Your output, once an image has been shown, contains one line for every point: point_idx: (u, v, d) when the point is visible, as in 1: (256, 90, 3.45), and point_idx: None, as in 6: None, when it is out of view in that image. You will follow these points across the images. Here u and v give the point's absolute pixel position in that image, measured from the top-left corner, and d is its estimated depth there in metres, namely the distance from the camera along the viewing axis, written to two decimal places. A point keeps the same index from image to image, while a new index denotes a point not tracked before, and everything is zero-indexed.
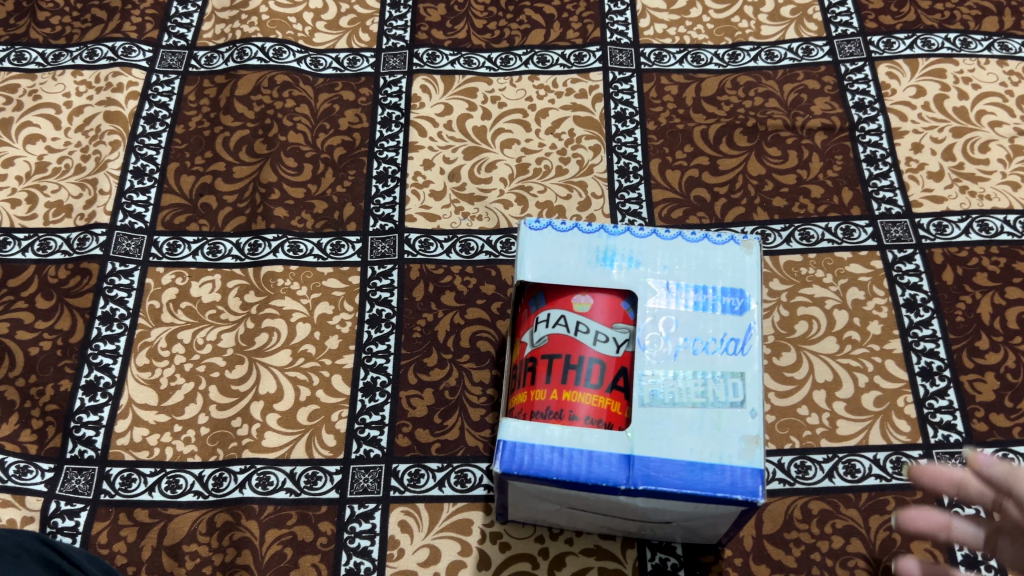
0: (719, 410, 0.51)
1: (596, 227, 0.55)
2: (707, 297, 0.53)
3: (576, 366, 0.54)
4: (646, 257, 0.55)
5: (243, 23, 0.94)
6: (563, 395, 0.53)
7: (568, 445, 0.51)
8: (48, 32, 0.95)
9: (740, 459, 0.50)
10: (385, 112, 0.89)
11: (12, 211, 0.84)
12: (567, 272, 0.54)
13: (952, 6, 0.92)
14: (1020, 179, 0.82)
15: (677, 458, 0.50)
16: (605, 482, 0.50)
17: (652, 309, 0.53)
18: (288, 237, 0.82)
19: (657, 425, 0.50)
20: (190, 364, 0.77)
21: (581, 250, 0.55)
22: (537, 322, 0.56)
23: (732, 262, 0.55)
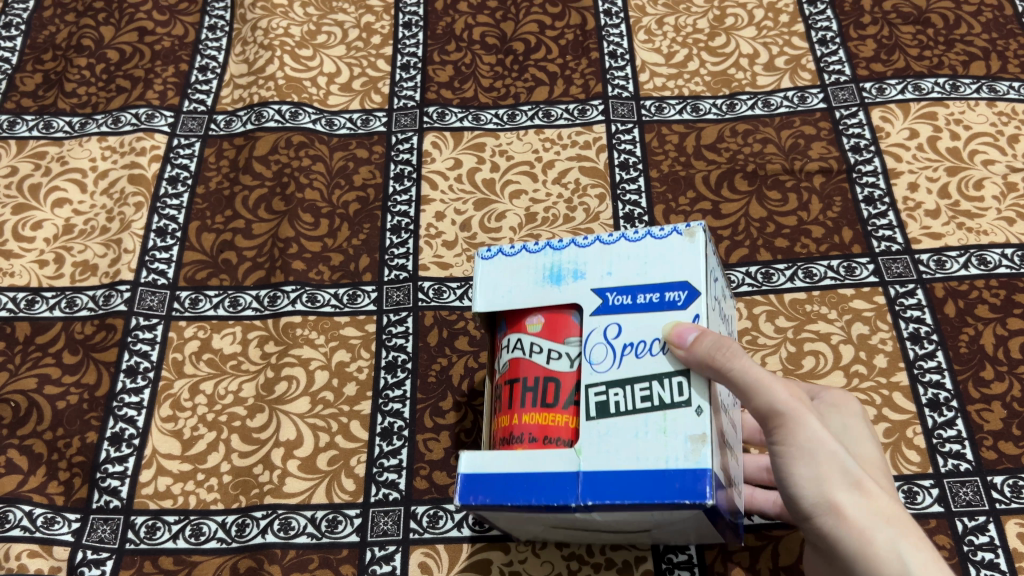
0: (664, 414, 0.51)
1: (542, 245, 0.58)
2: (651, 296, 0.54)
3: (532, 388, 0.56)
4: (589, 265, 0.56)
5: (260, 88, 0.98)
6: (522, 417, 0.55)
7: (518, 471, 0.53)
8: (75, 102, 0.99)
9: (688, 460, 0.50)
10: (398, 167, 0.93)
11: (39, 271, 0.87)
12: (516, 296, 0.57)
13: (940, 53, 0.96)
14: (1016, 214, 0.85)
15: (624, 467, 0.51)
16: (557, 501, 0.52)
17: (595, 320, 0.55)
18: (306, 288, 0.85)
19: (603, 437, 0.52)
20: (212, 414, 0.79)
21: (527, 269, 0.57)
22: (502, 349, 0.59)
23: (676, 253, 0.55)
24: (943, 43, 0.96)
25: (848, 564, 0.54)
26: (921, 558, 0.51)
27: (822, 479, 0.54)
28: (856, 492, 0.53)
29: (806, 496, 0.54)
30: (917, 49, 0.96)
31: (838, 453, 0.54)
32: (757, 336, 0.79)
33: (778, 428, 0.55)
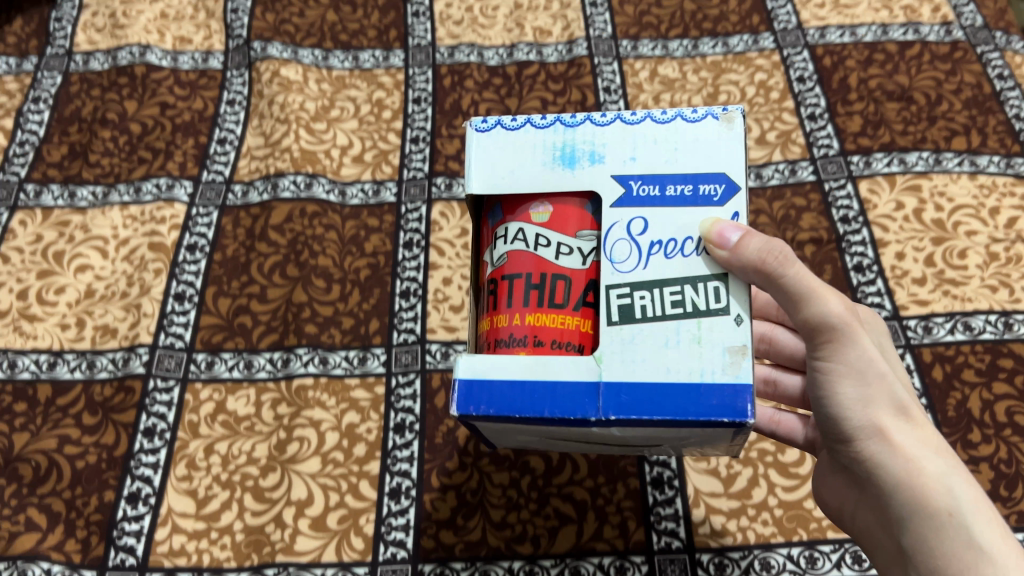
0: (700, 321, 0.49)
1: (550, 120, 0.53)
2: (682, 189, 0.51)
3: (538, 285, 0.51)
4: (609, 149, 0.52)
5: (277, 160, 1.03)
6: (526, 318, 0.51)
7: (528, 379, 0.50)
8: (98, 172, 1.03)
9: (725, 374, 0.48)
10: (407, 235, 0.97)
11: (62, 334, 0.91)
12: (521, 178, 0.52)
13: (923, 128, 1.00)
14: (998, 282, 0.88)
15: (654, 380, 0.48)
16: (575, 414, 0.49)
17: (617, 212, 0.51)
18: (318, 351, 0.88)
19: (629, 343, 0.49)
20: (226, 474, 0.82)
21: (534, 147, 0.52)
22: (497, 239, 0.54)
23: (711, 139, 0.51)
24: (926, 119, 1.01)
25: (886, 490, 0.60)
26: (970, 492, 0.58)
27: (874, 404, 0.59)
28: (902, 423, 0.60)
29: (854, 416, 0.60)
30: (902, 124, 1.01)
31: (892, 383, 0.60)
32: None
33: (829, 338, 0.58)
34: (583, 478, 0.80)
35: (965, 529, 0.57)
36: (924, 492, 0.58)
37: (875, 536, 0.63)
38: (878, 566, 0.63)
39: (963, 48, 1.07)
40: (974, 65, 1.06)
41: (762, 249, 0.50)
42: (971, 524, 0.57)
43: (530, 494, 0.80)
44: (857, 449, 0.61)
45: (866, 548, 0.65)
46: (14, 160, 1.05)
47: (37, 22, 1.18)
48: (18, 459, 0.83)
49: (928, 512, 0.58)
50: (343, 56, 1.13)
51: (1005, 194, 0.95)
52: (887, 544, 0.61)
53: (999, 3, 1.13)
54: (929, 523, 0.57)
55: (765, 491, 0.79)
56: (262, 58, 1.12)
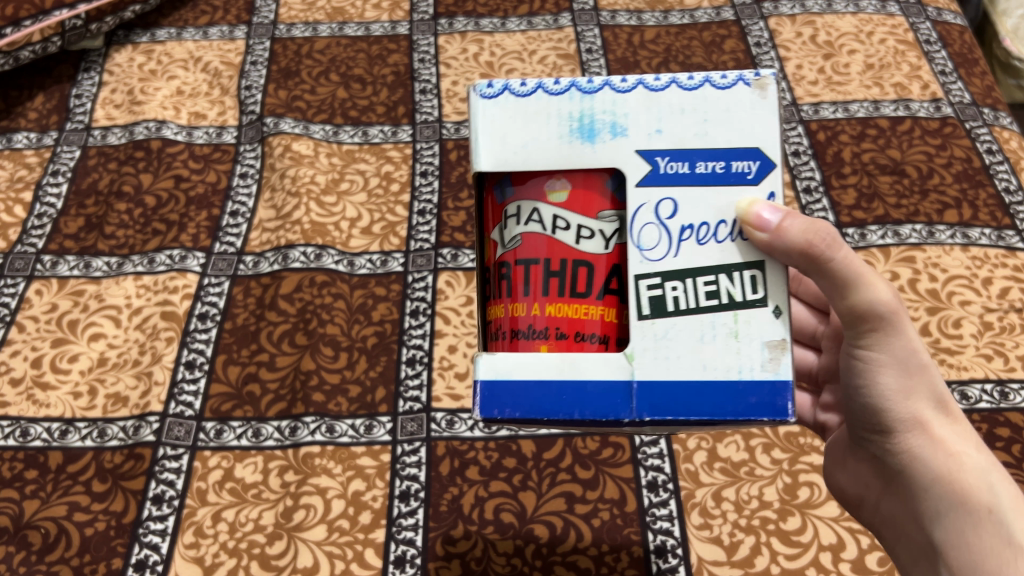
0: (736, 314, 0.50)
1: (565, 86, 0.51)
2: (714, 166, 0.51)
3: (558, 273, 0.52)
4: (632, 121, 0.51)
5: (287, 232, 1.06)
6: (549, 308, 0.51)
7: (555, 378, 0.51)
8: (113, 243, 1.06)
9: (762, 371, 0.50)
10: (413, 304, 0.99)
11: (73, 402, 0.92)
12: (537, 152, 0.51)
13: (916, 201, 1.03)
14: (993, 351, 0.90)
15: (691, 377, 0.50)
16: (608, 414, 0.51)
17: (644, 193, 0.51)
18: (325, 419, 0.90)
19: (662, 339, 0.50)
20: (233, 542, 0.82)
21: (548, 115, 0.51)
22: (509, 218, 0.53)
23: (742, 109, 0.50)
24: (918, 192, 1.04)
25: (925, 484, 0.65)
26: (1008, 490, 0.63)
27: (916, 398, 0.64)
28: (941, 419, 0.65)
29: (896, 410, 0.64)
30: (895, 197, 1.04)
31: (934, 377, 0.64)
32: (754, 468, 0.85)
33: (872, 325, 0.62)
34: (588, 546, 0.81)
35: (1003, 524, 0.62)
36: (963, 488, 0.63)
37: (905, 529, 0.68)
38: (904, 557, 0.68)
39: (952, 124, 1.11)
40: (964, 140, 1.09)
41: (797, 230, 0.51)
42: (1008, 520, 0.62)
43: (534, 563, 0.80)
44: (896, 442, 0.66)
45: (894, 539, 0.70)
46: (32, 232, 1.08)
47: (57, 98, 1.23)
48: (28, 526, 0.83)
49: (968, 506, 0.63)
50: (353, 131, 1.17)
51: (997, 265, 0.97)
52: (918, 538, 0.67)
53: (984, 82, 1.18)
54: (969, 517, 0.62)
55: (767, 559, 0.79)
56: (274, 133, 1.16)
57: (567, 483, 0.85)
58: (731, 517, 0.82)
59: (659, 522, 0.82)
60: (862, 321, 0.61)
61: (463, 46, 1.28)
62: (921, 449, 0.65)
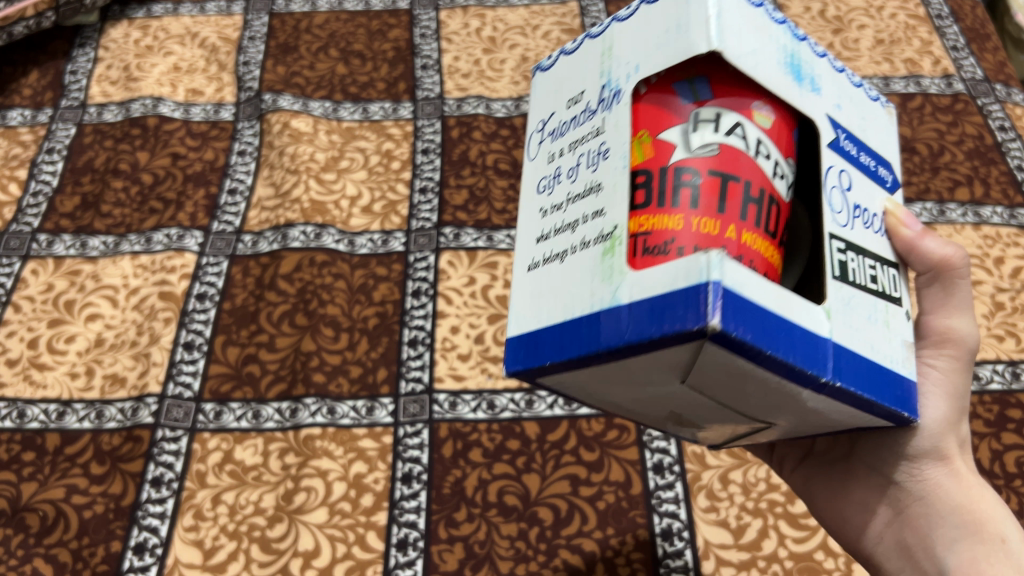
0: (887, 305, 0.42)
1: (779, 21, 0.43)
2: (868, 162, 0.46)
3: (759, 201, 0.38)
4: (824, 85, 0.44)
5: (287, 210, 1.04)
6: (747, 237, 0.37)
7: (778, 310, 0.35)
8: (109, 222, 1.04)
9: (905, 368, 0.41)
10: (415, 284, 0.98)
11: (71, 383, 0.91)
12: (763, 67, 0.40)
13: (926, 179, 1.01)
14: (1004, 332, 0.89)
15: (862, 355, 0.39)
16: (812, 372, 0.36)
17: (830, 156, 0.43)
18: (326, 401, 0.89)
19: (847, 306, 0.39)
20: (233, 524, 0.81)
21: (769, 36, 0.41)
22: (700, 121, 0.38)
23: (879, 125, 0.49)
24: (929, 170, 1.02)
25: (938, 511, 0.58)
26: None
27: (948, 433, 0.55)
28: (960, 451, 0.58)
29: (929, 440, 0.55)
30: (905, 175, 1.02)
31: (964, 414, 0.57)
32: None
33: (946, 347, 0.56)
34: (592, 529, 0.80)
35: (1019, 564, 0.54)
36: (980, 522, 0.56)
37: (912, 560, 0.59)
38: None
39: (964, 100, 1.09)
40: (975, 117, 1.07)
41: (938, 251, 0.51)
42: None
43: (538, 546, 0.79)
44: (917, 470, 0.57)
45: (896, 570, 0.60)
46: (27, 211, 1.06)
47: (52, 74, 1.21)
48: (26, 508, 0.82)
49: (983, 537, 0.55)
50: (353, 108, 1.15)
51: (1009, 244, 0.96)
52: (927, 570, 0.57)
53: (996, 57, 1.16)
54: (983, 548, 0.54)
55: (775, 543, 0.78)
56: (272, 110, 1.14)
57: (571, 466, 0.84)
58: (738, 500, 0.81)
59: (665, 505, 0.81)
60: (937, 345, 0.56)
61: (465, 21, 1.26)
62: (942, 478, 0.57)
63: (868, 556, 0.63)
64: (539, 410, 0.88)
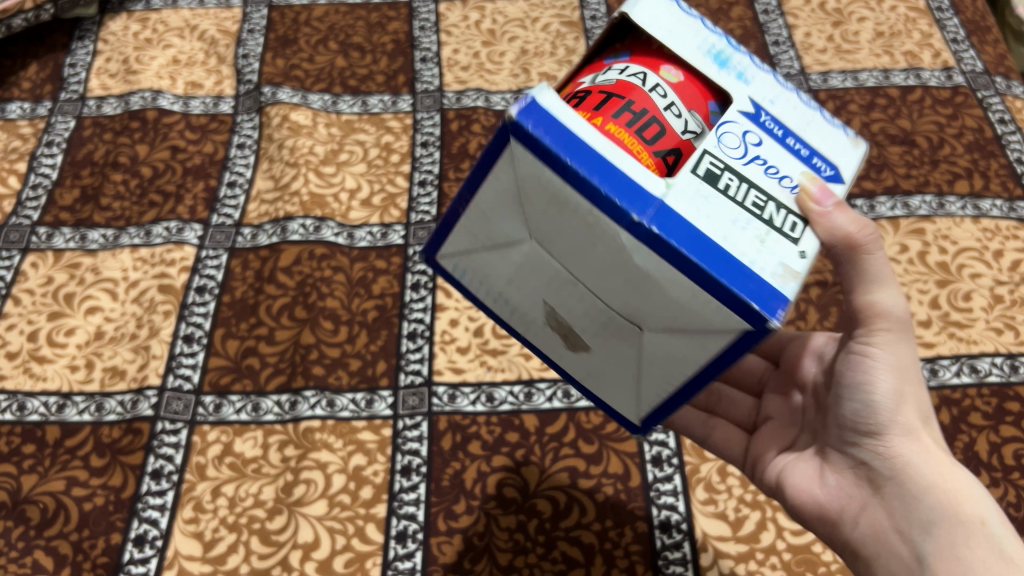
0: (768, 232, 0.45)
1: (719, 30, 0.53)
2: (801, 151, 0.51)
3: (637, 112, 0.48)
4: (754, 81, 0.52)
5: (286, 203, 1.04)
6: (611, 127, 0.46)
7: (601, 150, 0.43)
8: (109, 215, 1.04)
9: (769, 275, 0.43)
10: (414, 277, 0.98)
11: (70, 376, 0.91)
12: (677, 36, 0.51)
13: (926, 172, 1.01)
14: (1003, 325, 0.89)
15: (702, 228, 0.43)
16: (627, 207, 0.42)
17: (738, 118, 0.49)
18: (325, 394, 0.89)
19: (704, 199, 0.44)
20: (233, 517, 0.82)
21: (696, 31, 0.52)
22: (612, 70, 0.51)
23: (836, 145, 0.52)
24: (928, 163, 1.02)
25: (909, 489, 0.58)
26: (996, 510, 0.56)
27: (908, 405, 0.59)
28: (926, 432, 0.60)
29: (888, 408, 0.58)
30: (904, 167, 1.01)
31: (922, 393, 0.61)
32: None
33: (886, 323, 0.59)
34: (591, 521, 0.80)
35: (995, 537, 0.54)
36: (954, 497, 0.56)
37: (887, 542, 0.58)
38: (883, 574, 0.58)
39: (964, 93, 1.09)
40: (975, 109, 1.07)
41: (855, 225, 0.51)
42: (999, 534, 0.54)
43: (537, 538, 0.79)
44: (886, 446, 0.59)
45: (870, 556, 0.60)
46: (27, 204, 1.06)
47: (51, 67, 1.21)
48: (26, 500, 0.82)
49: (959, 516, 0.56)
50: (352, 100, 1.15)
51: (1008, 237, 0.96)
52: (902, 551, 0.57)
53: (996, 50, 1.16)
54: (961, 524, 0.55)
55: (773, 535, 0.78)
56: (272, 103, 1.14)
57: (570, 458, 0.84)
58: (736, 492, 0.81)
59: (664, 497, 0.81)
60: (867, 325, 0.59)
61: (464, 13, 1.25)
62: (913, 454, 0.59)
63: (842, 546, 0.62)
64: (537, 402, 0.88)
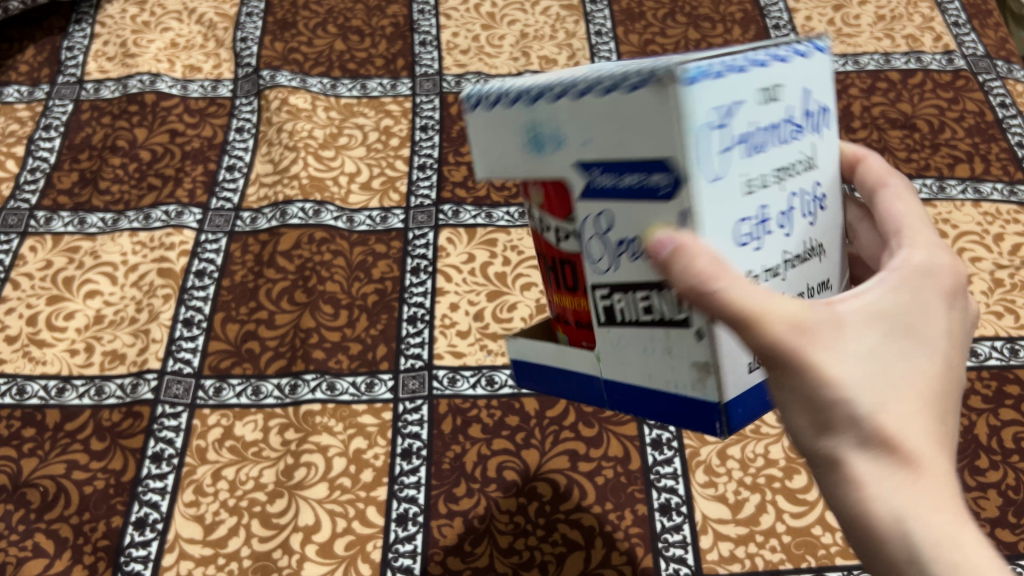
0: (668, 332, 0.48)
1: (499, 100, 0.50)
2: (638, 176, 0.43)
3: (562, 275, 0.55)
4: (563, 130, 0.46)
5: (285, 187, 1.04)
6: (563, 302, 0.56)
7: (557, 363, 0.58)
8: (108, 199, 1.04)
9: (693, 391, 0.48)
10: (414, 261, 0.98)
11: (70, 360, 0.91)
12: (511, 162, 0.50)
13: (926, 155, 1.01)
14: (1003, 308, 0.89)
15: (637, 386, 0.51)
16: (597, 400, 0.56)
17: (590, 206, 0.47)
18: (325, 377, 0.89)
19: (619, 347, 0.51)
20: (233, 500, 0.81)
21: (508, 124, 0.49)
22: (533, 214, 0.56)
23: (653, 114, 0.41)
24: (929, 146, 1.02)
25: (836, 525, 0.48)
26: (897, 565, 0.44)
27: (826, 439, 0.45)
28: (875, 464, 0.43)
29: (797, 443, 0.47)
30: (905, 151, 1.01)
31: (853, 419, 0.43)
32: (761, 426, 0.84)
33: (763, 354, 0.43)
34: (591, 504, 0.80)
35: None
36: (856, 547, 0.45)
37: None
38: None
39: (965, 77, 1.09)
40: (976, 93, 1.07)
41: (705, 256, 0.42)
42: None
43: (537, 521, 0.79)
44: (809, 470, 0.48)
45: None
46: (25, 187, 1.06)
47: (49, 50, 1.20)
48: (26, 484, 0.83)
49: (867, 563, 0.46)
50: (351, 84, 1.15)
51: (1009, 221, 0.95)
52: None
53: (998, 33, 1.16)
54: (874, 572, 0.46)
55: (773, 518, 0.78)
56: (271, 86, 1.13)
57: (570, 441, 0.84)
58: (736, 475, 0.81)
59: (664, 481, 0.81)
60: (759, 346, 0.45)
61: None
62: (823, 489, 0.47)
63: None
64: None
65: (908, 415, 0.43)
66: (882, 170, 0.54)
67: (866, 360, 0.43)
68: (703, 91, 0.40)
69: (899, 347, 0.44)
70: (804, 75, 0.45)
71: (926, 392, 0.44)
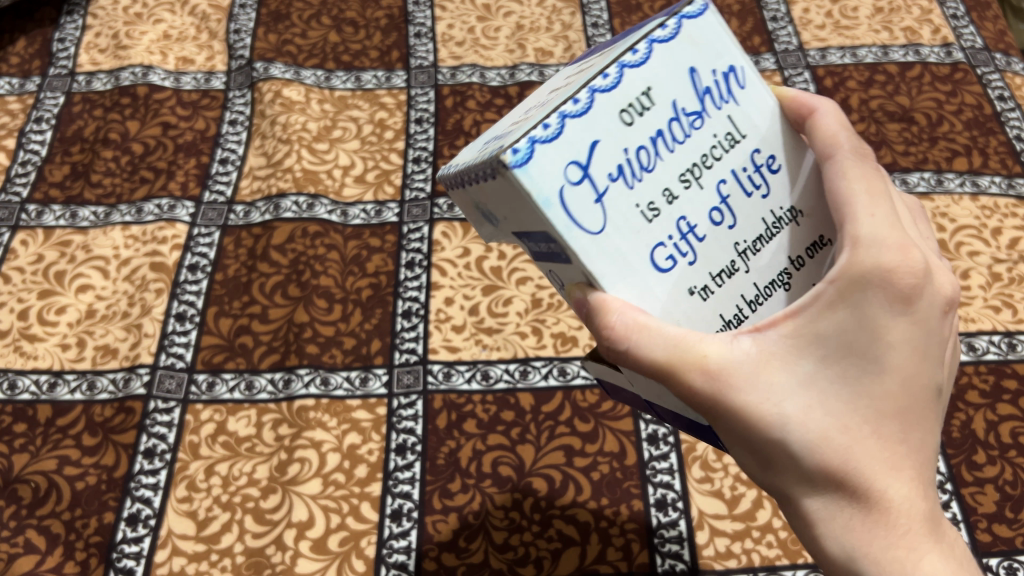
0: None
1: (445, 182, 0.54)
2: (544, 245, 0.46)
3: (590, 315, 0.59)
4: (488, 212, 0.50)
5: (279, 180, 1.03)
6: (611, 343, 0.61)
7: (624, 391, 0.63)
8: (100, 192, 1.03)
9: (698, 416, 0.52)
10: (409, 255, 0.97)
11: (62, 354, 0.90)
12: (482, 229, 0.55)
13: (924, 149, 1.00)
14: (1001, 303, 0.88)
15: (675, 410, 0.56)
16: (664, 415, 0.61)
17: (541, 264, 0.51)
18: (319, 372, 0.88)
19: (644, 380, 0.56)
20: (226, 496, 0.81)
21: (458, 200, 0.54)
22: None
23: (517, 194, 0.43)
24: (927, 140, 1.01)
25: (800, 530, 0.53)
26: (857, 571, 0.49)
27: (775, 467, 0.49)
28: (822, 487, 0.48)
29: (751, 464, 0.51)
30: (903, 144, 1.01)
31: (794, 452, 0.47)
32: None
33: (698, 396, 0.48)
34: (586, 499, 0.80)
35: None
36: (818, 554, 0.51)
37: None
38: None
39: (963, 69, 1.08)
40: (975, 86, 1.06)
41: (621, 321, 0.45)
42: None
43: (532, 516, 0.79)
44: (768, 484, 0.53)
45: None
46: (16, 180, 1.05)
47: (40, 42, 1.19)
48: (18, 480, 0.82)
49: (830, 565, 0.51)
50: (345, 76, 1.14)
51: (1007, 215, 0.95)
52: None
53: (996, 26, 1.15)
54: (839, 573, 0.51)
55: (769, 513, 0.78)
56: (264, 79, 1.12)
57: (566, 436, 0.83)
58: (732, 470, 0.81)
59: (660, 476, 0.81)
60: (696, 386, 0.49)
61: None
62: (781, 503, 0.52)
63: None
64: (533, 380, 0.87)
65: (843, 440, 0.47)
66: (831, 133, 0.48)
67: (803, 394, 0.47)
68: (542, 160, 0.41)
69: (836, 370, 0.47)
70: (683, 57, 0.46)
71: (864, 407, 0.47)
